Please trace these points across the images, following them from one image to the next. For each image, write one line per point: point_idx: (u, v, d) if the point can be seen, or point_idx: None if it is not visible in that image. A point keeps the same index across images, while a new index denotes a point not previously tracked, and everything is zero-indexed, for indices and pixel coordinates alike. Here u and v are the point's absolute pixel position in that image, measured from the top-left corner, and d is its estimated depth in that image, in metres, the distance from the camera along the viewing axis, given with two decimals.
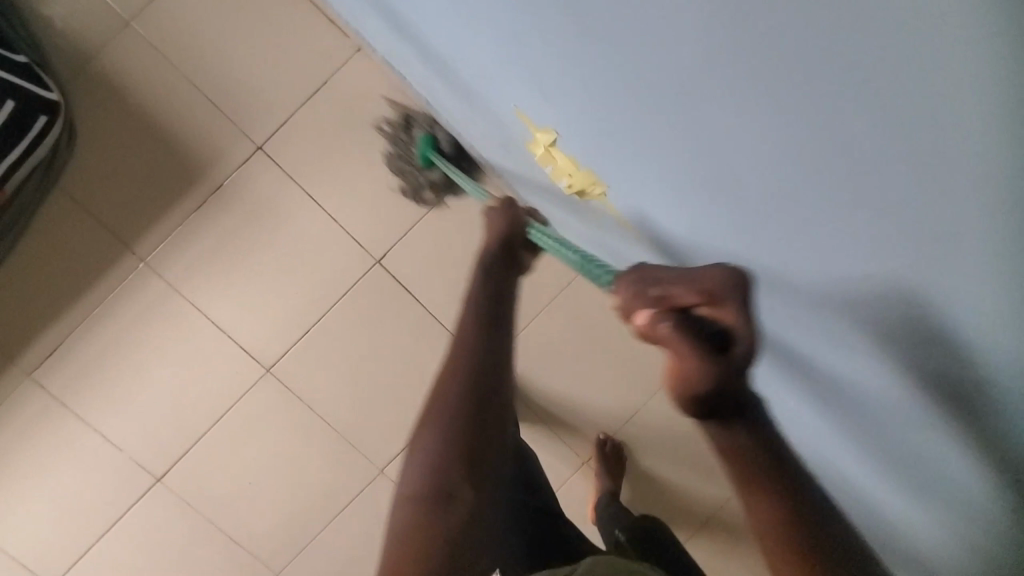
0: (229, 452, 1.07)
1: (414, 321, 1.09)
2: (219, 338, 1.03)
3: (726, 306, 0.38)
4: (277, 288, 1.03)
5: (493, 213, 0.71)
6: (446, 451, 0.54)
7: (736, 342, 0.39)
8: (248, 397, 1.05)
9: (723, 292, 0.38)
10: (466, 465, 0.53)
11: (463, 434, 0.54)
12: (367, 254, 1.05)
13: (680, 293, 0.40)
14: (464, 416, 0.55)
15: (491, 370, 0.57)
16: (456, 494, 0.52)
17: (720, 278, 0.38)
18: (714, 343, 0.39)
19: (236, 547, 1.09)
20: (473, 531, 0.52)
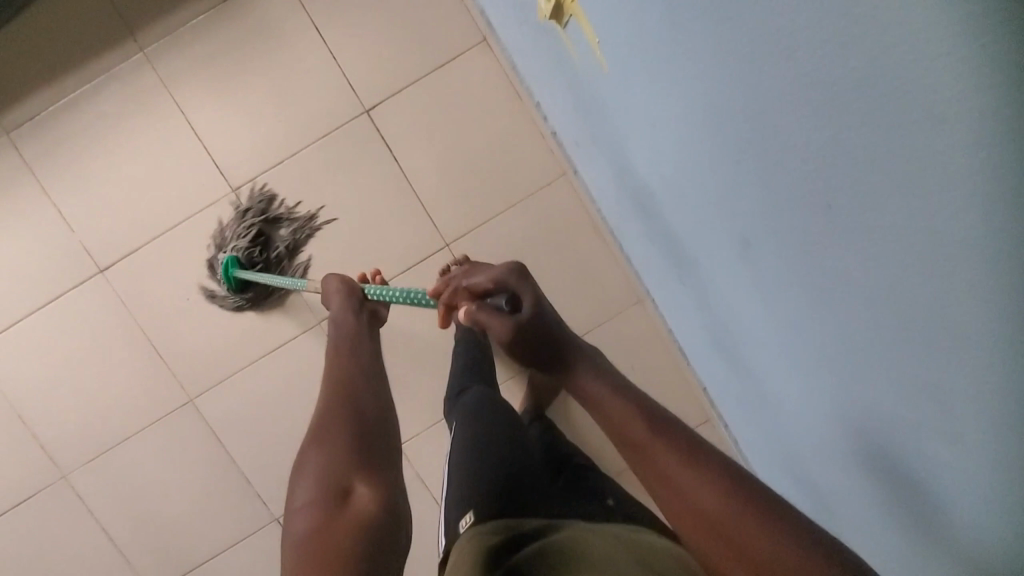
0: (175, 263, 1.07)
1: (388, 182, 1.07)
2: (195, 148, 1.05)
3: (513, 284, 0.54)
4: (261, 113, 1.05)
5: (330, 286, 0.79)
6: (334, 463, 0.52)
7: (522, 297, 0.53)
8: (206, 213, 1.06)
9: (504, 279, 0.55)
10: (360, 456, 0.53)
11: (347, 437, 0.55)
12: (357, 100, 1.05)
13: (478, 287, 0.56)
14: (349, 418, 0.57)
15: (359, 396, 0.60)
16: (355, 491, 0.50)
17: (504, 271, 0.55)
18: (509, 305, 0.52)
19: (159, 359, 1.08)
20: (389, 513, 0.49)
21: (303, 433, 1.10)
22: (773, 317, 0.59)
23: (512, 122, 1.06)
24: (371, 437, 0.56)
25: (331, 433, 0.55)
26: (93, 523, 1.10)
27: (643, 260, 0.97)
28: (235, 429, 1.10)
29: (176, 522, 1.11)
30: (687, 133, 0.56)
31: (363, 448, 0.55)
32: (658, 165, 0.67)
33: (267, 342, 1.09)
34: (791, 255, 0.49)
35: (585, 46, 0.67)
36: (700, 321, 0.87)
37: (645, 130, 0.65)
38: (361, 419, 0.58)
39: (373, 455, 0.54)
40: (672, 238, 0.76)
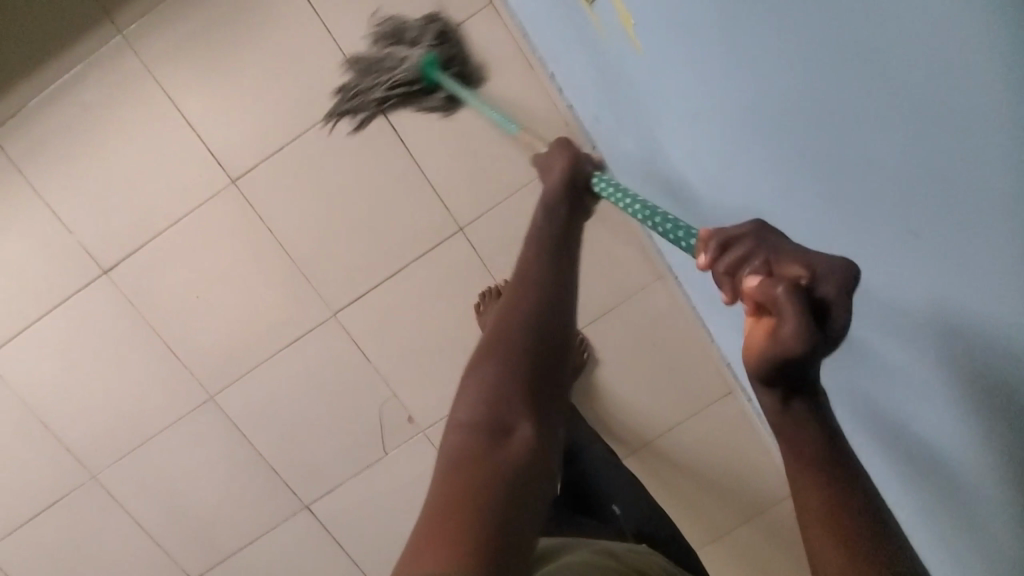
0: (181, 258, 1.03)
1: (396, 164, 1.02)
2: (190, 137, 0.99)
3: (823, 287, 0.34)
4: (256, 95, 0.99)
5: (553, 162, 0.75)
6: (506, 386, 0.45)
7: (836, 316, 0.33)
8: (208, 205, 1.01)
9: (824, 272, 0.34)
10: (534, 385, 0.46)
11: (525, 354, 0.47)
12: (357, 77, 0.98)
13: (787, 262, 0.36)
14: (529, 329, 0.48)
15: (553, 307, 0.51)
16: (517, 428, 0.43)
17: (833, 265, 0.34)
18: (815, 312, 0.34)
19: (175, 357, 1.06)
20: (543, 467, 0.43)
21: (327, 422, 1.10)
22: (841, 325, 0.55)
23: (523, 93, 0.99)
24: (549, 362, 0.47)
25: (509, 339, 0.48)
26: (127, 517, 1.12)
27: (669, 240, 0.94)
28: (258, 422, 1.09)
29: (209, 513, 1.13)
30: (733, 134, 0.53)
31: (538, 372, 0.47)
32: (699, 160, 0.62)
33: (284, 335, 1.06)
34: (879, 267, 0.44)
35: (615, 28, 0.63)
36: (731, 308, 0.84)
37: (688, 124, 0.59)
38: (546, 334, 0.48)
39: (546, 391, 0.46)
40: None
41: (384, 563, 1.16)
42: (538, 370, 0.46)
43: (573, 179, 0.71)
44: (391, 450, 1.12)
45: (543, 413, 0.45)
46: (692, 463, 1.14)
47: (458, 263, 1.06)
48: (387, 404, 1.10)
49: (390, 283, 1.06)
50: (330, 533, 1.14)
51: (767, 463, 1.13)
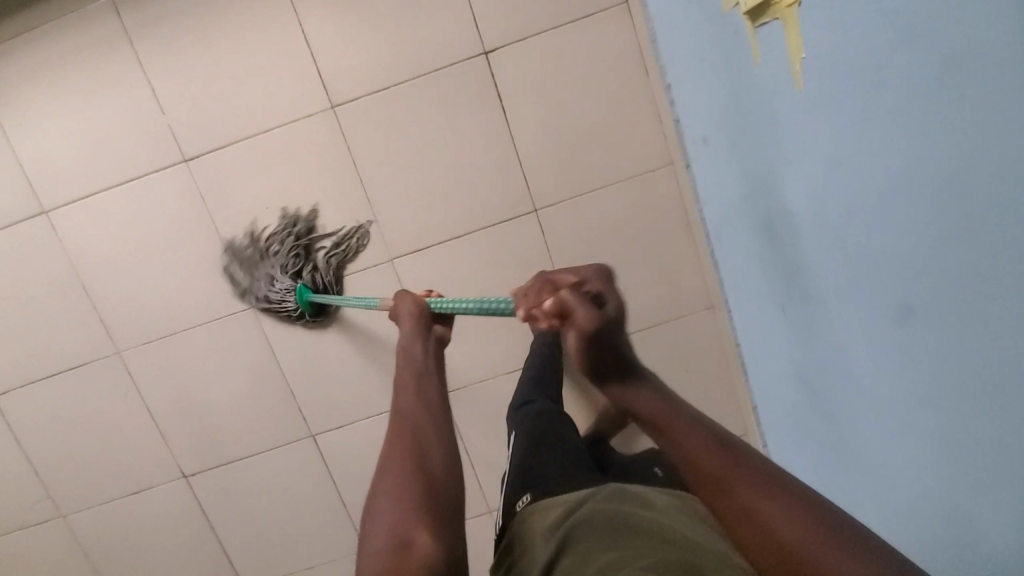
0: (260, 166, 1.04)
1: (491, 132, 1.03)
2: (302, 53, 1.00)
3: (575, 310, 0.45)
4: (377, 29, 0.99)
5: (403, 301, 0.82)
6: (404, 504, 0.51)
7: (609, 303, 0.47)
8: (301, 123, 1.02)
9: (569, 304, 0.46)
10: (429, 512, 0.51)
11: (412, 493, 0.52)
12: (479, 38, 0.99)
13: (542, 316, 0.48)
14: (409, 462, 0.56)
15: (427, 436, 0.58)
16: (416, 539, 0.47)
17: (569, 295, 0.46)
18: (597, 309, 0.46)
19: (228, 260, 1.07)
20: (452, 560, 0.47)
21: (355, 361, 1.11)
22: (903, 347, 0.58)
23: (632, 98, 1.01)
24: (435, 496, 0.53)
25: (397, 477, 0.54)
26: (139, 400, 1.14)
27: (748, 278, 0.92)
28: (290, 344, 1.11)
29: (217, 419, 1.14)
30: (879, 197, 0.53)
31: (432, 505, 0.52)
32: (821, 204, 0.63)
33: (338, 267, 1.07)
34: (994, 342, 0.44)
35: (776, 57, 0.63)
36: (786, 347, 0.86)
37: (820, 172, 0.61)
38: (419, 472, 0.55)
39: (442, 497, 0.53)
40: (797, 272, 0.74)
41: None
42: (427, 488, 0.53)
43: (422, 312, 0.80)
44: None
45: (442, 513, 0.51)
46: None
47: (523, 244, 1.07)
48: None
49: (452, 246, 1.06)
50: (325, 468, 1.16)
51: None
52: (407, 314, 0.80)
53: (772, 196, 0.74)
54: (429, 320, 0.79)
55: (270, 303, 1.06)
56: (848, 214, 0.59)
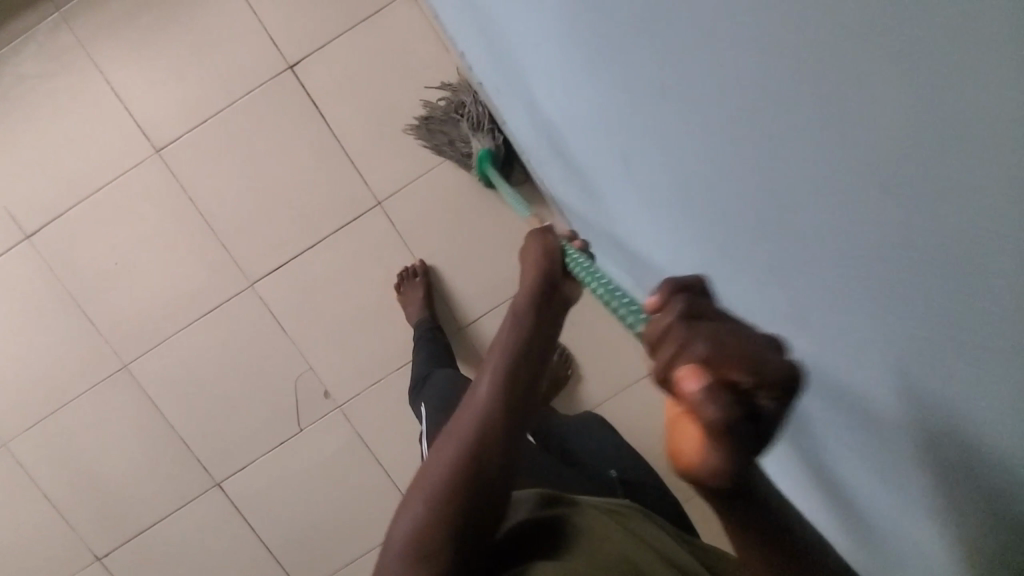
0: (102, 224, 1.05)
1: (315, 139, 1.05)
2: (117, 109, 1.03)
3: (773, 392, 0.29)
4: (183, 71, 1.03)
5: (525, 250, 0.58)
6: (443, 501, 0.42)
7: (767, 424, 0.29)
8: (131, 174, 1.04)
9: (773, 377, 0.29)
10: (466, 521, 0.42)
11: (467, 486, 0.42)
12: (280, 55, 1.03)
13: (732, 369, 0.28)
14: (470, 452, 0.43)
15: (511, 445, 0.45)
16: (444, 559, 0.41)
17: (789, 373, 0.29)
18: (748, 432, 0.29)
19: (91, 324, 1.07)
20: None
21: (242, 396, 1.10)
22: (638, 208, 0.58)
23: (440, 75, 1.04)
24: (490, 496, 0.43)
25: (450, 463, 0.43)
26: (35, 489, 1.10)
27: (578, 218, 0.93)
28: (173, 395, 1.09)
29: (118, 489, 1.11)
30: (594, 104, 0.53)
31: (478, 505, 0.43)
32: (554, 93, 0.64)
33: (203, 304, 1.07)
34: (663, 156, 0.44)
35: None
36: (610, 259, 0.87)
37: (539, 62, 0.62)
38: (490, 462, 0.43)
39: (490, 501, 0.43)
40: (581, 175, 0.74)
41: (295, 545, 1.14)
42: (479, 492, 0.43)
43: (552, 263, 0.56)
44: (304, 426, 1.11)
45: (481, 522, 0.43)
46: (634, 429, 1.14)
47: (376, 239, 1.08)
48: (302, 379, 1.10)
49: (307, 257, 1.07)
50: (238, 512, 1.12)
51: None
52: (529, 258, 0.57)
53: (540, 111, 0.75)
54: (553, 280, 0.55)
55: (449, 132, 1.03)
56: (583, 121, 0.59)
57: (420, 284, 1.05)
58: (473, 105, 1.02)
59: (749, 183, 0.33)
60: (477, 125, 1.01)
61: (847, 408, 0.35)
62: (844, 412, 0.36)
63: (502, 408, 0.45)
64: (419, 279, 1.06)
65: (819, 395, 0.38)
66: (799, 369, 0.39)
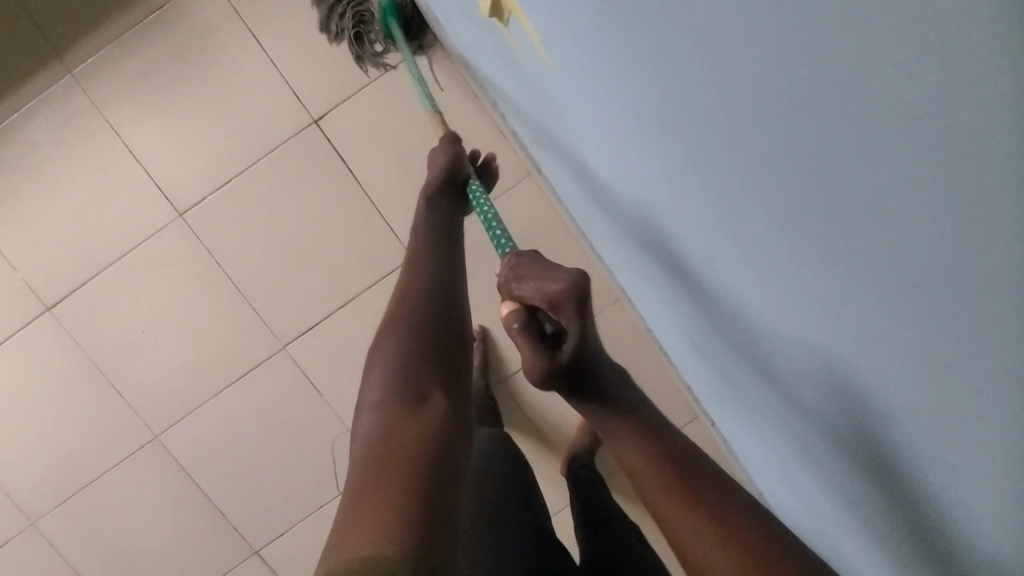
0: (125, 290, 1.01)
1: (343, 194, 1.01)
2: (136, 172, 0.99)
3: (565, 312, 0.40)
4: (204, 129, 0.99)
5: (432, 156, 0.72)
6: (407, 345, 0.46)
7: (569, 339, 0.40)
8: (154, 239, 1.00)
9: (560, 297, 0.40)
10: (436, 364, 0.45)
11: (419, 337, 0.46)
12: (303, 108, 0.99)
13: (528, 295, 0.42)
14: (418, 303, 0.49)
15: (445, 297, 0.51)
16: (430, 398, 0.42)
17: (563, 285, 0.40)
18: (549, 339, 0.42)
19: (119, 394, 1.03)
20: (465, 425, 0.42)
21: (278, 460, 1.06)
22: (724, 335, 0.54)
23: (470, 123, 1.00)
24: (448, 334, 0.48)
25: (406, 318, 0.48)
26: (66, 567, 1.06)
27: (614, 263, 0.89)
28: (207, 462, 1.05)
29: (153, 561, 1.07)
30: (676, 243, 0.49)
31: (440, 343, 0.46)
32: (617, 204, 0.60)
33: (233, 367, 1.03)
34: (777, 344, 0.40)
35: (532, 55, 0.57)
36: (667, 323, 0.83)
37: (606, 179, 0.57)
38: (431, 308, 0.49)
39: (449, 342, 0.47)
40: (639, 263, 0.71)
41: None
42: (438, 335, 0.47)
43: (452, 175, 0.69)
44: (343, 489, 1.07)
45: (450, 361, 0.46)
46: None
47: None
48: (339, 441, 1.06)
49: (339, 314, 1.03)
50: None
51: None
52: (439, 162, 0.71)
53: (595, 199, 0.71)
54: (453, 176, 0.69)
55: None
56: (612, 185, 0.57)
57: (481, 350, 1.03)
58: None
59: (822, 328, 0.32)
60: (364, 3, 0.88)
61: (897, 458, 0.34)
62: (904, 477, 0.34)
63: (425, 282, 0.52)
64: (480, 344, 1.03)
65: (879, 460, 0.36)
66: (872, 465, 0.38)
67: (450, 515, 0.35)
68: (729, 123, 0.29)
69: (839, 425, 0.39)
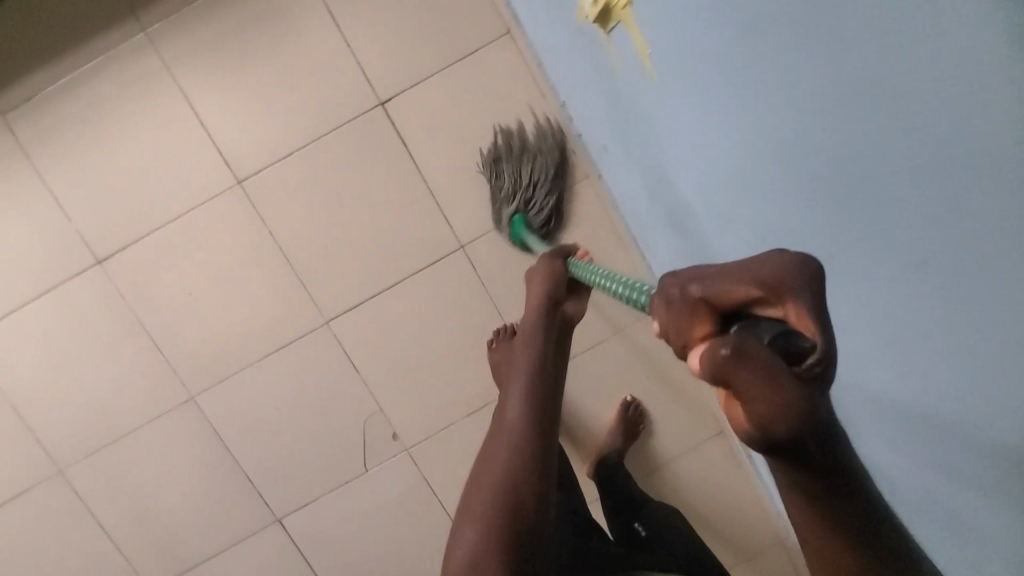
0: (176, 252, 1.02)
1: (402, 178, 1.03)
2: (199, 136, 1.00)
3: (789, 301, 0.30)
4: (271, 100, 1.00)
5: (531, 280, 0.72)
6: (490, 534, 0.47)
7: (808, 350, 0.27)
8: (211, 204, 1.01)
9: (787, 285, 0.30)
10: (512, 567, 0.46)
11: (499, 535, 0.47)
12: (372, 90, 1.00)
13: (734, 287, 0.32)
14: (508, 477, 0.49)
15: (541, 473, 0.50)
16: None
17: (796, 264, 0.31)
18: (784, 353, 0.28)
19: (160, 354, 1.04)
20: None
21: (309, 434, 1.07)
22: None
23: (534, 121, 1.02)
24: (532, 522, 0.48)
25: (493, 492, 0.49)
26: (90, 518, 1.08)
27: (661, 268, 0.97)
28: (239, 429, 1.06)
29: (175, 521, 1.08)
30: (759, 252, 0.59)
31: (525, 530, 0.48)
32: (700, 209, 0.69)
33: (274, 338, 1.04)
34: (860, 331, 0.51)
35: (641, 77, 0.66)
36: None
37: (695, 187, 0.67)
38: (525, 489, 0.49)
39: (532, 531, 0.48)
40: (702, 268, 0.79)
41: None
42: (522, 525, 0.48)
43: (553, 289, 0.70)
44: (370, 467, 1.09)
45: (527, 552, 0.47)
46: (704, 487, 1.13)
47: (456, 281, 1.06)
48: (372, 419, 1.08)
49: (385, 296, 1.05)
50: (297, 549, 1.10)
51: (755, 504, 1.13)
52: (537, 285, 0.71)
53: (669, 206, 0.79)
54: (555, 298, 0.69)
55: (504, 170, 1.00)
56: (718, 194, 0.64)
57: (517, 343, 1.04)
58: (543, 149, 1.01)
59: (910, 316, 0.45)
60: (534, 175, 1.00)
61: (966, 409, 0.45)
62: (973, 414, 0.43)
63: (519, 450, 0.51)
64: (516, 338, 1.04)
65: (959, 419, 0.45)
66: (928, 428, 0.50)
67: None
68: (864, 93, 0.39)
69: (909, 399, 0.50)
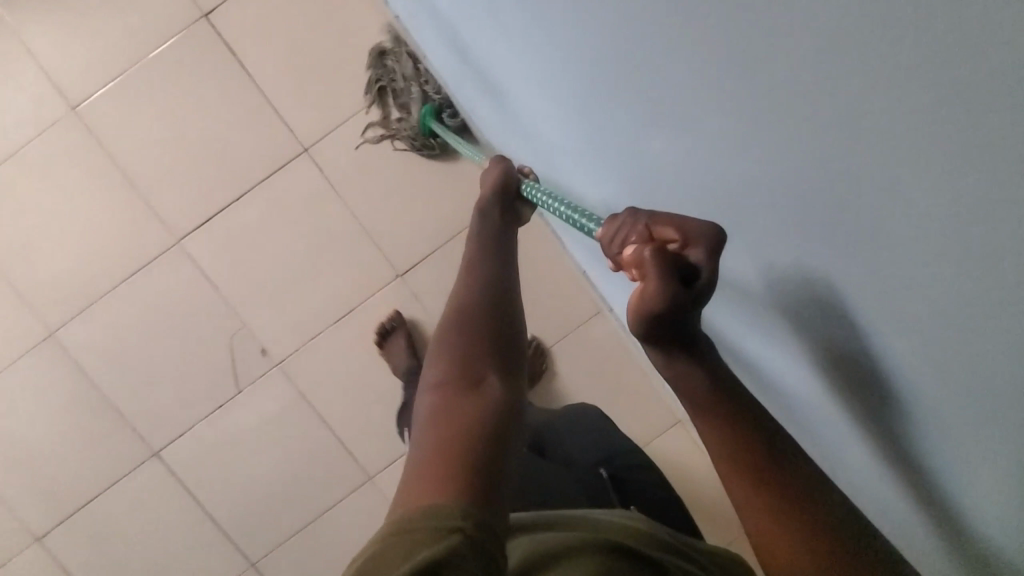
0: (21, 188, 1.02)
1: (234, 86, 1.02)
2: (29, 68, 1.00)
3: (697, 255, 0.36)
4: (96, 24, 1.00)
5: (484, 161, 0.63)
6: (469, 340, 0.44)
7: (698, 277, 0.36)
8: (50, 132, 1.01)
9: (696, 237, 0.36)
10: (500, 347, 0.45)
11: (480, 342, 0.45)
12: (193, 3, 1.01)
13: (661, 226, 0.37)
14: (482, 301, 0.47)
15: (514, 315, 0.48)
16: (486, 379, 0.42)
17: (709, 232, 0.35)
18: (682, 276, 0.36)
19: (15, 294, 1.03)
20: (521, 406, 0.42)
21: (177, 360, 1.06)
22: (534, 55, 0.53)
23: (360, 17, 1.02)
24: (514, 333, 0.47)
25: (455, 328, 0.46)
26: None
27: (489, 121, 0.90)
28: (104, 361, 1.05)
29: (56, 465, 1.07)
30: None
31: (505, 337, 0.46)
32: None
33: (128, 261, 1.03)
34: None
35: None
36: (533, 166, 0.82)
37: None
38: (502, 308, 0.47)
39: (515, 341, 0.46)
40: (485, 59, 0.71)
41: (238, 512, 1.10)
42: (495, 334, 0.45)
43: (505, 185, 0.58)
44: (243, 387, 1.07)
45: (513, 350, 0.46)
46: (589, 374, 1.09)
47: (304, 188, 1.04)
48: (238, 338, 1.06)
49: (236, 207, 1.04)
50: (179, 482, 1.08)
51: (644, 385, 1.08)
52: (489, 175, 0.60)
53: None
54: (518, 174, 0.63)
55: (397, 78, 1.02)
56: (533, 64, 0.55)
57: (402, 336, 1.03)
58: (432, 82, 1.00)
59: None
60: (404, 106, 1.02)
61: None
62: None
63: (473, 313, 0.47)
64: (399, 332, 1.04)
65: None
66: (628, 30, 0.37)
67: (497, 501, 0.36)
68: None
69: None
